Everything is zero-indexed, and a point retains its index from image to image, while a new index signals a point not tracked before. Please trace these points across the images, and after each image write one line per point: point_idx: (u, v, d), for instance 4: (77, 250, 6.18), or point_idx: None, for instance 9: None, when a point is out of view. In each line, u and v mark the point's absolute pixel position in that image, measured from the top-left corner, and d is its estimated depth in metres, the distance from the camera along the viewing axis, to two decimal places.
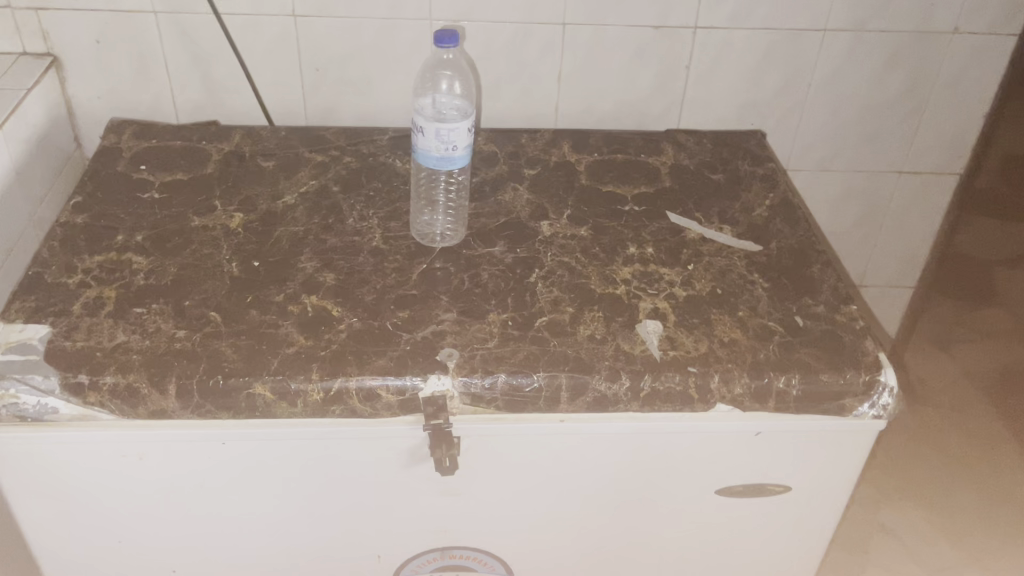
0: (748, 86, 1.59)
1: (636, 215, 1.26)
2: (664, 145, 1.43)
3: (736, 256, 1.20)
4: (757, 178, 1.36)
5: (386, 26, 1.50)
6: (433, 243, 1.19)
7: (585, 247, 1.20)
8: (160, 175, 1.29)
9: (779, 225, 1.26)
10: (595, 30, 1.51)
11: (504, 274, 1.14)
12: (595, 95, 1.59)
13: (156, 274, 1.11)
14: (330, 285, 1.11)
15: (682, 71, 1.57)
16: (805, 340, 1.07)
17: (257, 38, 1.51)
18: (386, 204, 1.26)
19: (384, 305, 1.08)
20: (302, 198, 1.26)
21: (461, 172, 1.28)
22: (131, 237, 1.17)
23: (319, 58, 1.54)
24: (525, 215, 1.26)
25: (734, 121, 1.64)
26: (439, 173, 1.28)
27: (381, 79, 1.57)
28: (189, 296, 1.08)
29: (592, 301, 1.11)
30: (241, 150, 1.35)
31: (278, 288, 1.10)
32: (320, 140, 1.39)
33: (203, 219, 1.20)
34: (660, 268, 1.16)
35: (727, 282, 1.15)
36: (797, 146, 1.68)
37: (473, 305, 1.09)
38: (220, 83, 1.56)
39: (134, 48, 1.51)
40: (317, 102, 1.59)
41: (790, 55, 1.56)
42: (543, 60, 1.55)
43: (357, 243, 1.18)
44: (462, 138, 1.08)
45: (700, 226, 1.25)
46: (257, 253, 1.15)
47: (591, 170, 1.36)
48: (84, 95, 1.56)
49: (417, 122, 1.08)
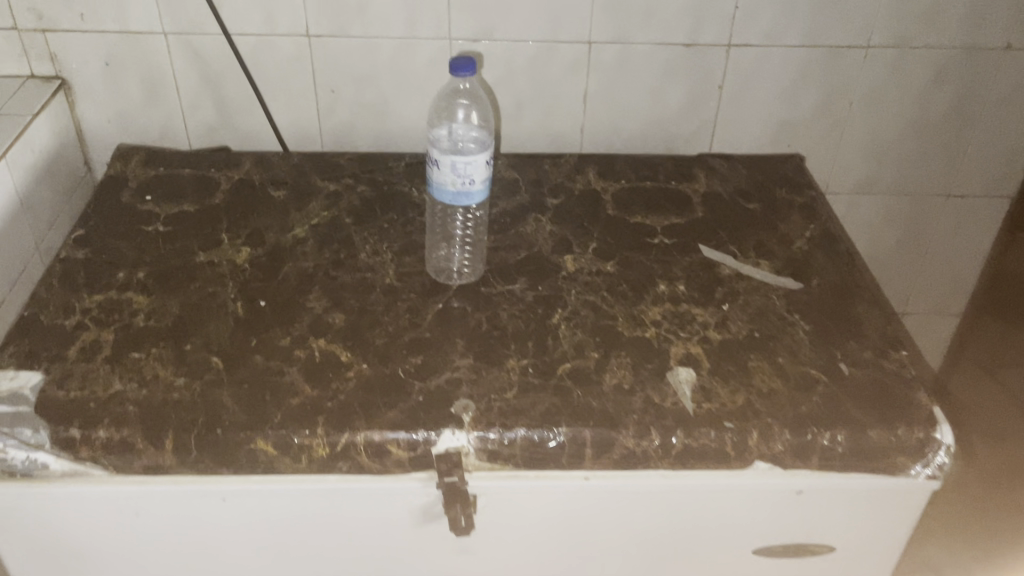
0: (784, 105, 1.51)
1: (666, 249, 1.18)
2: (695, 170, 1.35)
3: (773, 295, 1.11)
4: (795, 207, 1.28)
5: (403, 47, 1.44)
6: (449, 279, 1.12)
7: (611, 284, 1.12)
8: (166, 206, 1.23)
9: (820, 259, 1.17)
10: (622, 48, 1.43)
11: (525, 314, 1.07)
12: (623, 116, 1.52)
13: (157, 316, 1.05)
14: (339, 327, 1.04)
15: (714, 91, 1.49)
16: (851, 390, 0.99)
17: (269, 59, 1.45)
18: (401, 237, 1.19)
19: (396, 349, 1.02)
20: (312, 230, 1.20)
21: (478, 208, 1.23)
22: (133, 274, 1.11)
23: (334, 78, 1.47)
24: (547, 248, 1.18)
25: (768, 141, 1.55)
26: (455, 208, 1.23)
27: (399, 101, 1.50)
28: (191, 340, 1.02)
29: (618, 345, 1.03)
30: (251, 178, 1.29)
31: (284, 330, 1.03)
32: (334, 167, 1.33)
33: (209, 254, 1.14)
34: (692, 308, 1.09)
35: (764, 324, 1.07)
36: (836, 168, 1.59)
37: (491, 350, 1.02)
38: (232, 106, 1.50)
39: (145, 70, 1.46)
40: (332, 125, 1.53)
41: (829, 72, 1.47)
42: (568, 80, 1.47)
43: (369, 280, 1.12)
44: (480, 172, 1.01)
45: (735, 261, 1.16)
46: (263, 292, 1.09)
47: (617, 199, 1.28)
48: (94, 118, 1.51)
49: (432, 155, 1.01)
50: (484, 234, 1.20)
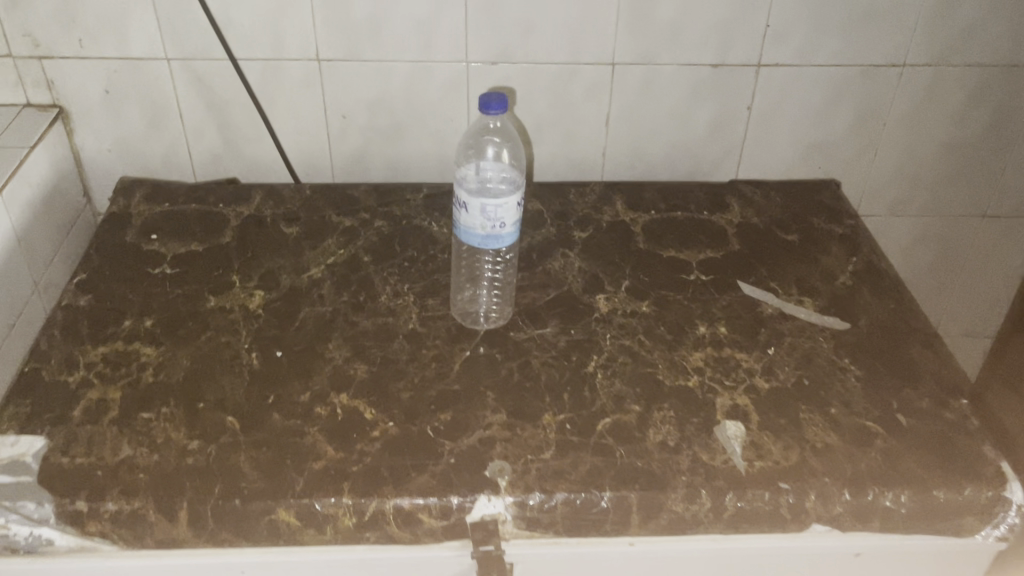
0: (815, 126, 1.44)
1: (703, 287, 1.12)
2: (728, 199, 1.28)
3: (820, 337, 1.05)
4: (836, 238, 1.21)
5: (418, 70, 1.37)
6: (476, 324, 1.06)
7: (648, 326, 1.06)
8: (173, 245, 1.17)
9: (867, 296, 1.11)
10: (647, 69, 1.37)
11: (559, 362, 1.01)
12: (647, 139, 1.45)
13: (166, 370, 0.98)
14: (362, 380, 0.98)
15: (743, 112, 1.42)
16: (911, 444, 0.92)
17: (277, 84, 1.38)
18: (423, 277, 1.12)
19: (423, 404, 0.95)
20: (329, 270, 1.13)
21: (507, 250, 1.15)
22: (140, 322, 1.04)
23: (345, 104, 1.40)
24: (578, 287, 1.12)
25: (799, 163, 1.49)
26: (483, 252, 1.15)
27: (413, 126, 1.43)
28: (204, 397, 0.95)
29: (660, 396, 0.97)
30: (262, 213, 1.23)
31: (303, 385, 0.97)
32: (348, 200, 1.26)
33: (219, 299, 1.08)
34: (736, 353, 1.02)
35: (813, 371, 1.01)
36: (869, 190, 1.53)
37: (524, 403, 0.95)
38: (239, 133, 1.44)
39: (147, 97, 1.39)
40: (343, 151, 1.46)
41: (863, 91, 1.40)
42: (590, 103, 1.40)
43: (391, 326, 1.05)
44: (511, 215, 0.95)
45: (777, 300, 1.10)
46: (278, 341, 1.02)
47: (648, 231, 1.22)
48: (94, 147, 1.44)
49: (460, 197, 0.95)
50: (511, 273, 1.14)
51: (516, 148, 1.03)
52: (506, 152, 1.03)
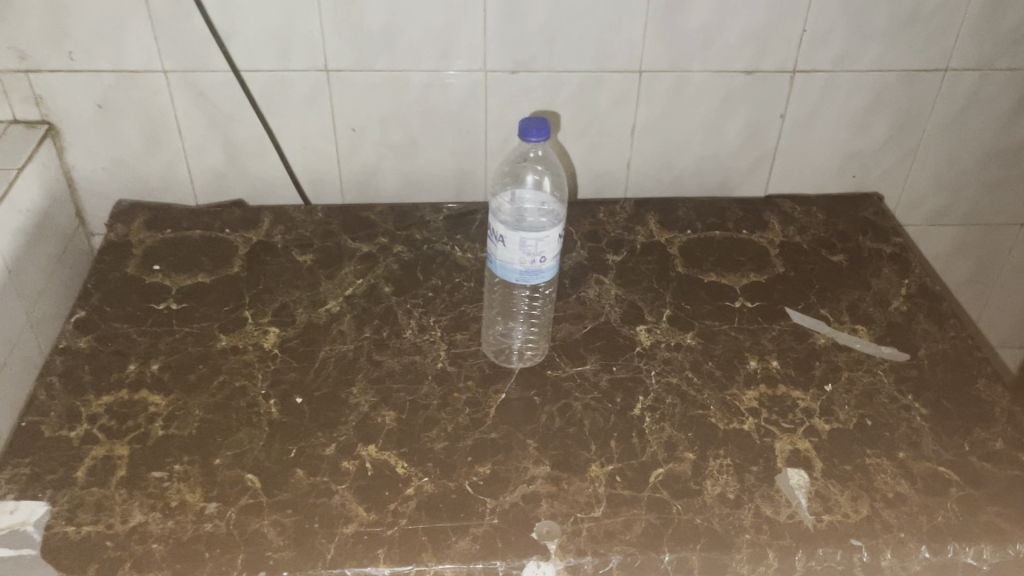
0: (852, 134, 1.37)
1: (750, 316, 1.05)
2: (767, 217, 1.22)
3: (878, 370, 0.98)
4: (885, 259, 1.15)
5: (433, 81, 1.29)
6: (509, 360, 0.98)
7: (695, 361, 0.99)
8: (178, 277, 1.08)
9: (925, 324, 1.04)
10: (676, 77, 1.29)
11: (603, 404, 0.93)
12: (675, 150, 1.37)
13: (177, 422, 0.90)
14: (391, 429, 0.90)
15: (776, 121, 1.34)
16: (988, 492, 0.86)
17: (284, 97, 1.30)
18: (449, 309, 1.05)
19: (459, 456, 0.87)
20: (348, 303, 1.05)
21: (547, 286, 1.07)
22: (146, 366, 0.96)
23: (356, 116, 1.32)
24: (616, 318, 1.04)
25: (834, 172, 1.41)
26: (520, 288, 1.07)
27: (428, 139, 1.35)
28: (219, 452, 0.87)
29: (715, 442, 0.90)
30: (272, 240, 1.15)
31: (327, 436, 0.89)
32: (364, 223, 1.18)
33: (232, 339, 1.00)
34: (791, 390, 0.96)
35: (875, 409, 0.94)
36: (907, 199, 1.46)
37: (569, 453, 0.88)
38: (242, 149, 1.35)
39: (143, 112, 1.30)
40: (354, 167, 1.38)
41: (904, 98, 1.33)
42: (615, 113, 1.32)
43: (419, 365, 0.97)
44: (551, 248, 0.87)
45: (830, 329, 1.03)
46: (297, 386, 0.94)
47: (686, 253, 1.15)
48: (87, 166, 1.35)
49: (496, 230, 0.87)
50: (545, 304, 1.05)
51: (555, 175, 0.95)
52: (544, 180, 0.95)
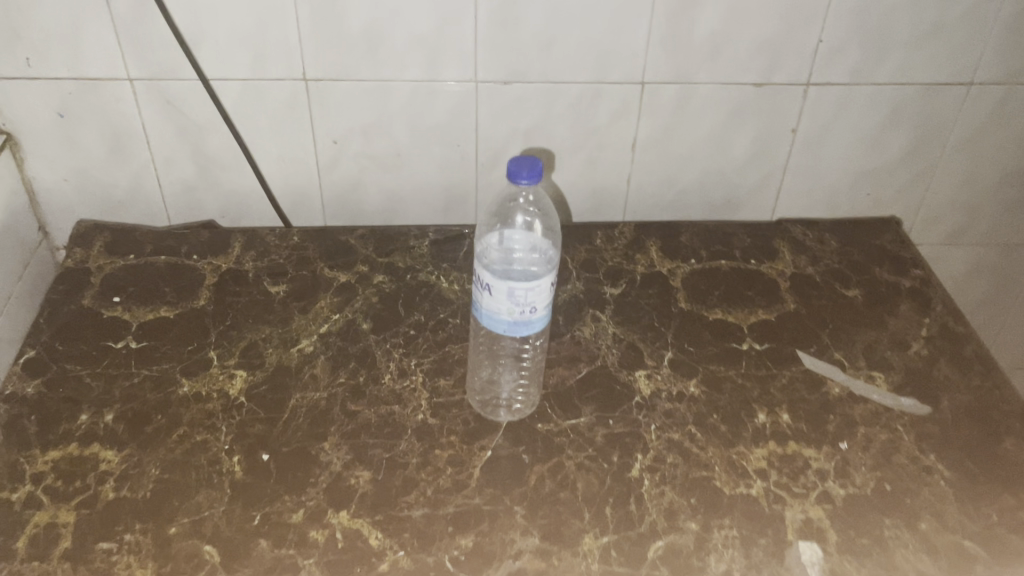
0: (867, 151, 1.28)
1: (758, 360, 0.97)
2: (777, 245, 1.14)
3: (897, 425, 0.90)
4: (903, 294, 1.06)
5: (419, 91, 1.18)
6: (496, 412, 0.90)
7: (698, 414, 0.91)
8: (139, 310, 1.00)
9: (947, 370, 0.96)
10: (681, 89, 1.19)
11: (597, 464, 0.85)
12: (678, 166, 1.28)
13: (130, 483, 0.82)
14: (365, 492, 0.82)
15: (786, 136, 1.25)
16: (1018, 571, 0.78)
17: (258, 107, 1.19)
18: (433, 349, 0.97)
19: (439, 526, 0.79)
20: (322, 342, 0.97)
21: (537, 336, 0.98)
22: (99, 416, 0.88)
23: (337, 126, 1.21)
24: (614, 361, 0.96)
25: (847, 190, 1.32)
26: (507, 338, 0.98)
27: (414, 152, 1.25)
28: (175, 519, 0.79)
29: (720, 510, 0.82)
30: (242, 268, 1.06)
31: (294, 500, 0.81)
32: (343, 249, 1.10)
33: (194, 384, 0.91)
34: (803, 448, 0.88)
35: (894, 471, 0.86)
36: (923, 218, 1.37)
37: (560, 522, 0.80)
38: (214, 163, 1.25)
39: (108, 122, 1.20)
40: (334, 181, 1.28)
41: (924, 113, 1.24)
42: (615, 126, 1.22)
43: (397, 416, 0.89)
44: (543, 298, 0.79)
45: (845, 376, 0.95)
46: (263, 441, 0.86)
47: (689, 285, 1.06)
48: (49, 177, 1.26)
49: (483, 277, 0.78)
50: (536, 354, 0.97)
51: (546, 217, 0.88)
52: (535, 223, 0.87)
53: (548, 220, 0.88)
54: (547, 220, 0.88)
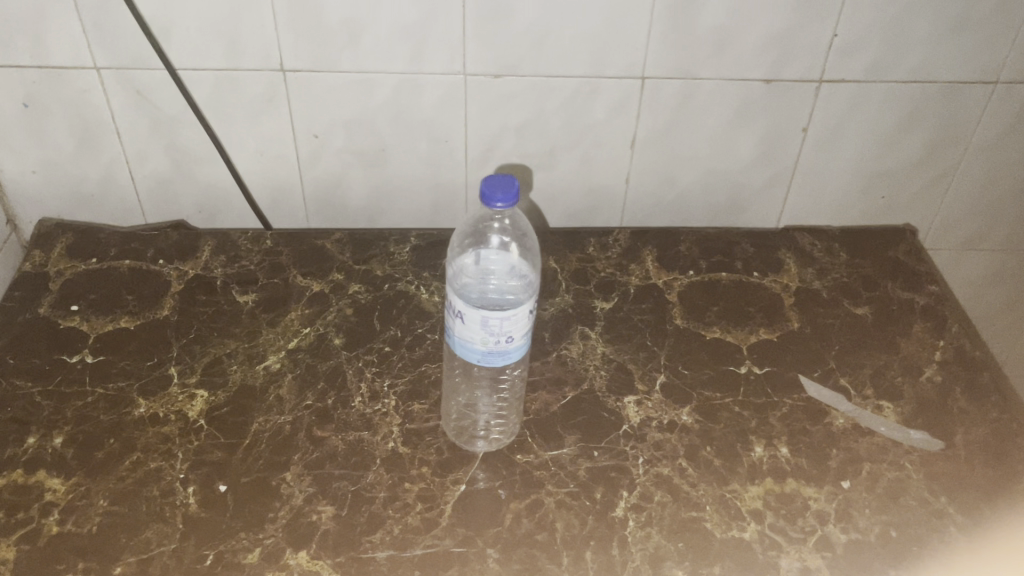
0: (880, 153, 1.19)
1: (758, 385, 0.90)
2: (783, 255, 1.07)
3: (906, 463, 0.83)
4: (916, 314, 0.99)
5: (404, 84, 1.08)
6: (472, 443, 0.84)
7: (691, 446, 0.84)
8: (97, 321, 0.94)
9: (962, 401, 0.89)
10: (684, 85, 1.10)
11: (579, 502, 0.79)
12: (679, 167, 1.19)
13: (75, 516, 0.76)
14: (327, 531, 0.76)
15: (796, 135, 1.16)
16: None
17: (233, 102, 1.08)
18: (408, 368, 0.90)
19: (404, 570, 0.73)
20: (291, 359, 0.91)
21: (512, 367, 0.90)
22: (47, 439, 0.82)
23: (320, 122, 1.11)
24: (602, 385, 0.89)
25: (858, 194, 1.24)
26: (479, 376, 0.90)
27: (401, 149, 1.14)
28: (121, 557, 0.74)
29: (710, 556, 0.76)
30: (211, 274, 1.00)
31: (251, 538, 0.75)
32: (319, 255, 1.04)
33: (151, 405, 0.86)
34: (802, 486, 0.81)
35: (901, 515, 0.79)
36: (938, 223, 1.29)
37: (536, 568, 0.74)
38: (190, 156, 1.13)
39: (75, 112, 1.08)
40: (317, 177, 1.17)
41: (944, 114, 1.16)
42: (612, 124, 1.14)
43: (367, 443, 0.83)
44: (520, 326, 0.72)
45: (851, 406, 0.89)
46: (221, 470, 0.80)
47: (686, 300, 0.99)
48: (15, 169, 1.13)
49: (455, 304, 0.71)
50: (512, 386, 0.89)
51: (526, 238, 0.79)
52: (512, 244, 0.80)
53: (527, 242, 0.79)
54: (526, 241, 0.79)
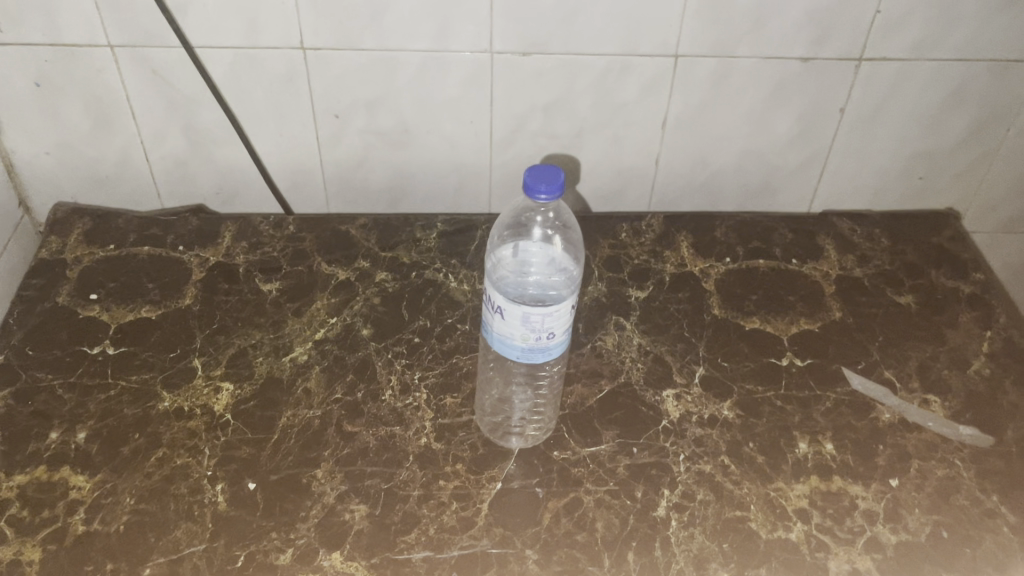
0: (922, 133, 1.10)
1: (800, 378, 0.87)
2: (822, 241, 1.04)
3: (956, 459, 0.81)
4: (962, 302, 0.97)
5: (428, 63, 0.99)
6: (507, 438, 0.81)
7: (733, 442, 0.81)
8: (117, 310, 0.92)
9: (1012, 396, 0.86)
10: (720, 63, 1.00)
11: (619, 500, 0.77)
12: (711, 147, 1.09)
13: (102, 515, 0.74)
14: (361, 531, 0.74)
15: (833, 115, 1.07)
16: None
17: (252, 84, 0.99)
18: (439, 360, 0.88)
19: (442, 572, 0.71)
20: (318, 351, 0.88)
21: (553, 363, 0.87)
22: (71, 434, 0.80)
23: (339, 101, 1.02)
24: (639, 378, 0.87)
25: (897, 176, 1.15)
26: (516, 371, 0.88)
27: (425, 129, 1.05)
28: (150, 559, 0.71)
29: (756, 558, 0.73)
30: (233, 262, 0.98)
31: (283, 538, 0.73)
32: (344, 242, 1.01)
33: (175, 398, 0.83)
34: (849, 484, 0.79)
35: (952, 515, 0.77)
36: (978, 205, 1.20)
37: (576, 569, 0.72)
38: (208, 137, 1.04)
39: (88, 92, 0.99)
40: (337, 159, 1.08)
41: (992, 92, 1.06)
42: (643, 104, 1.04)
43: (399, 440, 0.80)
44: (562, 322, 0.69)
45: (896, 399, 0.86)
46: (249, 468, 0.78)
47: (724, 288, 0.97)
48: (28, 151, 1.04)
49: (493, 298, 0.69)
50: (552, 382, 0.86)
51: (567, 234, 0.80)
52: (554, 240, 0.80)
53: (570, 235, 0.81)
54: (569, 234, 0.81)
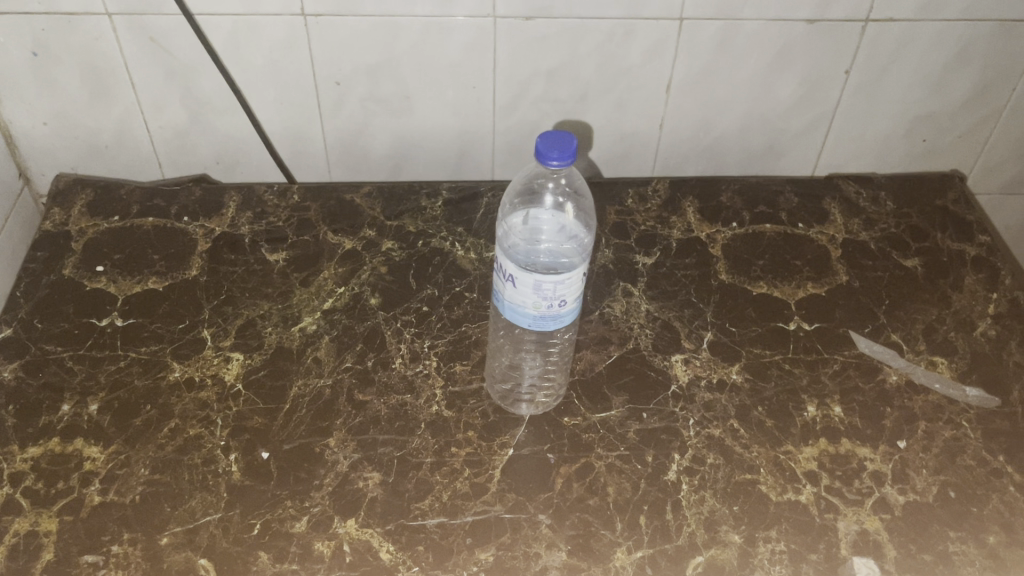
0: (927, 95, 1.09)
1: (808, 342, 0.88)
2: (828, 205, 1.04)
3: (963, 420, 0.81)
4: (967, 264, 0.97)
5: (430, 28, 0.97)
6: (518, 404, 0.82)
7: (742, 406, 0.82)
8: (123, 282, 0.92)
9: (1017, 356, 0.87)
10: (724, 26, 0.99)
11: (630, 465, 0.77)
12: (715, 111, 1.08)
13: (117, 485, 0.75)
14: (375, 498, 0.74)
15: (838, 78, 1.06)
16: None
17: (252, 52, 0.98)
18: (448, 328, 0.88)
19: (455, 538, 0.72)
20: (327, 320, 0.88)
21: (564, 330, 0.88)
22: (82, 407, 0.80)
23: (339, 68, 1.00)
24: (648, 344, 0.87)
25: (902, 138, 1.14)
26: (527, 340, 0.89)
27: (427, 96, 1.04)
28: (167, 528, 0.72)
29: (766, 519, 0.74)
30: (237, 232, 0.98)
31: (298, 506, 0.74)
32: (349, 211, 1.01)
33: (186, 369, 0.83)
34: (858, 445, 0.79)
35: (959, 475, 0.77)
36: (982, 167, 1.19)
37: (589, 533, 0.73)
38: (207, 105, 1.03)
39: (85, 60, 0.98)
40: (339, 127, 1.07)
41: (996, 52, 1.05)
42: (647, 68, 1.03)
43: (410, 408, 0.81)
44: (573, 289, 0.69)
45: (903, 362, 0.86)
46: (262, 437, 0.78)
47: (730, 254, 0.97)
48: (26, 121, 1.03)
49: (505, 266, 0.69)
50: (563, 350, 0.87)
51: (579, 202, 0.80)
52: (565, 207, 0.80)
53: (581, 202, 0.82)
54: (581, 201, 0.82)
